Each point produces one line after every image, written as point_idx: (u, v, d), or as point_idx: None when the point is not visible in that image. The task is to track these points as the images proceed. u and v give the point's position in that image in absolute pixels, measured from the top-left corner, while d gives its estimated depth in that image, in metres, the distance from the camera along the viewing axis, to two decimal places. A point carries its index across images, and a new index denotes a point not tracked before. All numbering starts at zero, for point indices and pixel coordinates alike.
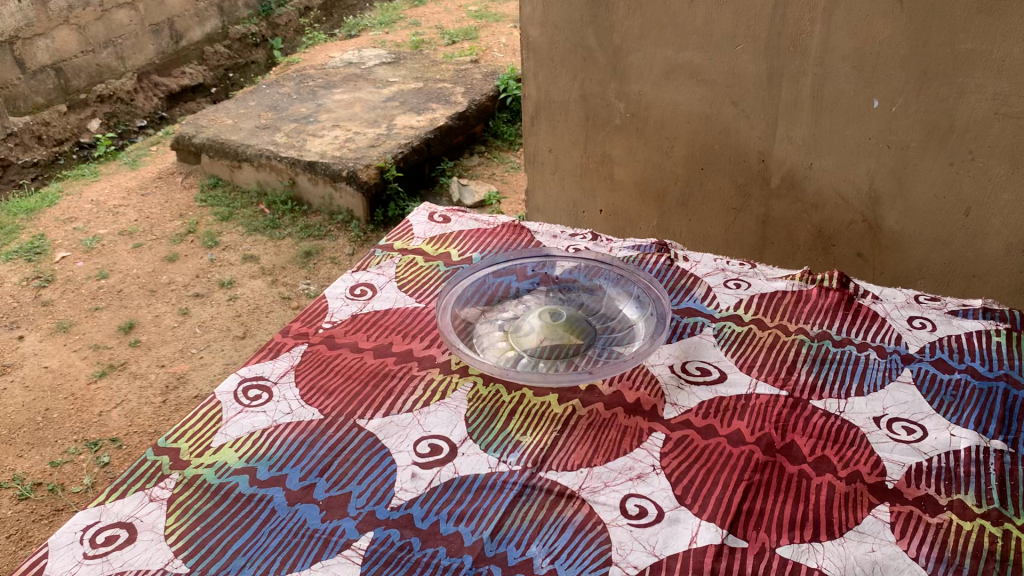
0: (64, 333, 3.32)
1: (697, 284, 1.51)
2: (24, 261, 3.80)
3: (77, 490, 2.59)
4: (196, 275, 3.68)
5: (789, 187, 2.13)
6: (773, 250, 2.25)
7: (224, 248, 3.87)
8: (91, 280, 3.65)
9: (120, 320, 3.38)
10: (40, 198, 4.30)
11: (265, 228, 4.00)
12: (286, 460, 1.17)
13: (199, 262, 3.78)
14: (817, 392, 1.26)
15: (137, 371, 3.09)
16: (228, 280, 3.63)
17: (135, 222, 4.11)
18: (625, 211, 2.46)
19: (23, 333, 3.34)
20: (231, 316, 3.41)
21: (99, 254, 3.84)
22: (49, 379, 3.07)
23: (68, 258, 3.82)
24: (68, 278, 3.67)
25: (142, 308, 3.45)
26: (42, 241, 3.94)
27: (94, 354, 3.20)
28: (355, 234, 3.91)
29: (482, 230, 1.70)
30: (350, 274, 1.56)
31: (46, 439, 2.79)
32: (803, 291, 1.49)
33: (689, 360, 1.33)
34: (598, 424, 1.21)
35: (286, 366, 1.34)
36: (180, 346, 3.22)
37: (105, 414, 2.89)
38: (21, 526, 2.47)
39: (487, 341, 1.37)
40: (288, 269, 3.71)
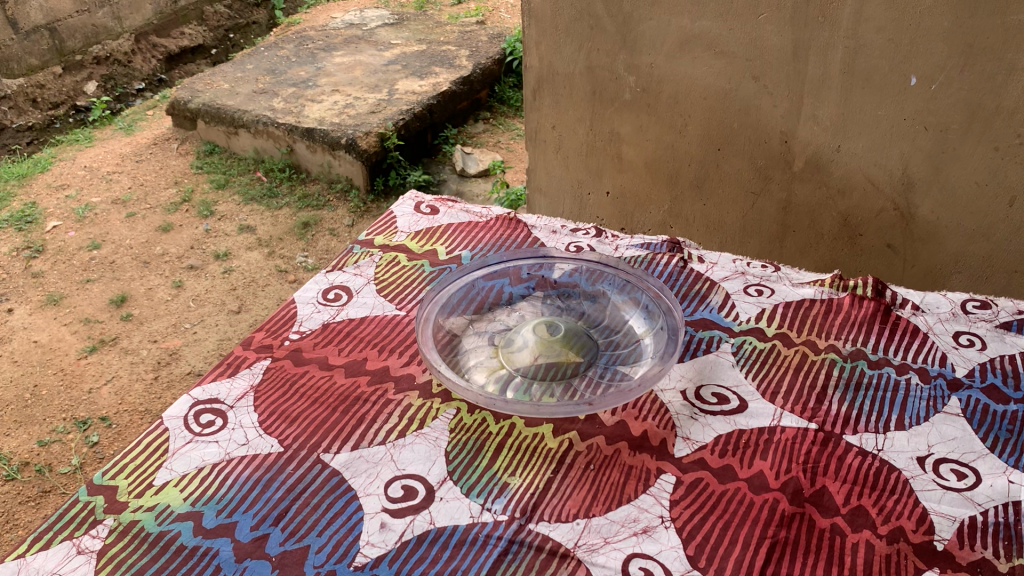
0: (53, 306, 3.17)
1: (714, 291, 1.34)
2: (13, 230, 3.63)
3: (65, 471, 2.46)
4: (190, 247, 3.51)
5: (814, 171, 1.94)
6: (795, 239, 2.07)
7: (220, 218, 3.70)
8: (83, 251, 3.48)
9: (111, 293, 3.22)
10: (31, 164, 4.13)
11: (262, 197, 3.83)
12: (237, 505, 1.01)
13: (194, 232, 3.61)
14: (851, 426, 1.09)
15: (129, 347, 2.94)
16: (223, 252, 3.46)
17: (128, 190, 3.93)
18: (635, 193, 2.28)
19: (11, 305, 3.18)
20: (226, 289, 3.25)
21: (92, 223, 3.67)
22: (37, 354, 2.92)
23: (59, 228, 3.65)
24: (59, 248, 3.51)
25: (135, 281, 3.29)
26: (33, 209, 3.76)
27: (84, 328, 3.05)
28: (355, 205, 3.74)
29: (473, 224, 1.53)
30: (324, 275, 1.40)
31: (34, 418, 2.65)
32: (833, 300, 1.32)
33: (705, 384, 1.16)
34: (598, 464, 1.05)
35: (245, 387, 1.18)
36: (173, 321, 3.07)
37: (96, 391, 2.75)
38: (8, 509, 2.35)
39: (476, 358, 1.21)
40: (285, 240, 3.54)
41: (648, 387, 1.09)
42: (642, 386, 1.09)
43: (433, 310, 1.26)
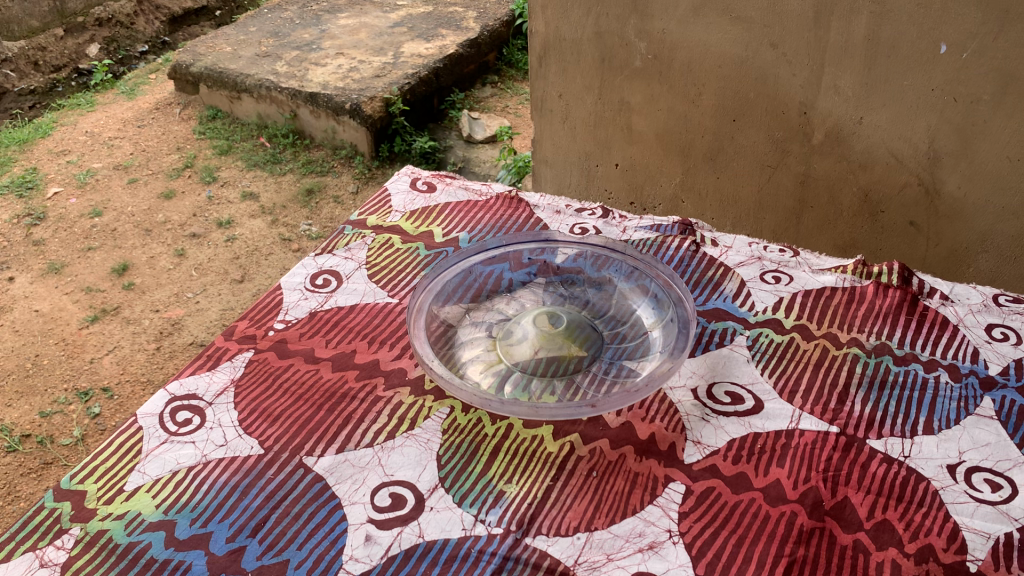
0: (54, 275, 3.09)
1: (728, 277, 1.26)
2: (14, 196, 3.54)
3: (66, 443, 2.41)
4: (193, 215, 3.42)
5: (834, 144, 1.83)
6: (812, 215, 1.98)
7: (223, 185, 3.61)
8: (84, 219, 3.39)
9: (113, 261, 3.15)
10: (32, 129, 4.03)
11: (265, 163, 3.73)
12: (212, 514, 0.94)
13: (196, 200, 3.52)
14: (876, 429, 1.01)
15: (131, 317, 2.87)
16: (226, 220, 3.37)
17: (130, 155, 3.84)
18: (645, 166, 2.18)
19: (12, 274, 3.11)
20: (229, 258, 3.17)
21: (93, 190, 3.58)
22: (38, 324, 2.86)
23: (60, 194, 3.56)
24: (60, 215, 3.42)
25: (136, 249, 3.21)
26: (34, 175, 3.68)
27: (86, 297, 2.97)
28: (360, 171, 3.65)
29: (472, 204, 1.44)
30: (312, 259, 1.31)
31: (36, 388, 2.59)
32: (856, 288, 1.23)
33: (717, 381, 1.08)
34: (601, 470, 0.97)
35: (225, 382, 1.11)
36: (175, 290, 3.00)
37: (97, 361, 2.69)
38: (9, 481, 2.31)
39: (471, 352, 1.13)
40: (289, 208, 3.45)
41: (656, 387, 1.02)
42: (649, 386, 1.01)
43: (427, 299, 1.18)
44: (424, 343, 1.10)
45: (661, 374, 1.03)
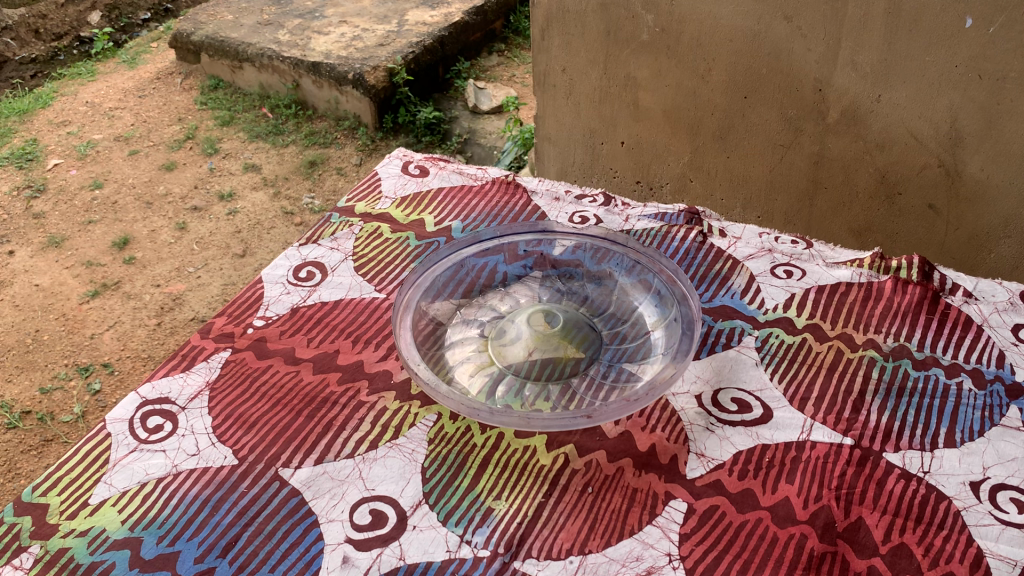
0: (55, 249, 2.96)
1: (736, 271, 1.18)
2: (13, 167, 3.39)
3: (67, 420, 2.32)
4: (194, 187, 3.28)
5: (850, 123, 1.73)
6: (826, 197, 1.88)
7: (225, 156, 3.46)
8: (85, 191, 3.25)
9: (114, 235, 3.01)
10: (32, 99, 3.87)
11: (267, 134, 3.59)
12: (181, 531, 0.88)
13: (197, 171, 3.37)
14: (893, 441, 0.94)
15: (131, 292, 2.74)
16: (228, 192, 3.24)
17: (131, 126, 3.69)
18: (652, 144, 2.08)
19: (12, 248, 2.98)
20: (230, 232, 3.03)
21: (94, 161, 3.44)
22: (38, 298, 2.74)
23: (61, 166, 3.42)
24: (60, 187, 3.28)
25: (137, 223, 3.07)
26: (35, 146, 3.53)
27: (86, 271, 2.84)
28: (363, 143, 3.51)
29: (466, 189, 1.37)
30: (295, 249, 1.24)
31: (36, 364, 2.49)
32: (873, 284, 1.15)
33: (723, 387, 1.01)
34: (597, 486, 0.91)
35: (199, 384, 1.04)
36: (175, 265, 2.86)
37: (98, 337, 2.58)
38: (9, 458, 2.23)
39: (461, 353, 1.07)
40: (291, 180, 3.31)
41: (657, 396, 0.95)
42: (651, 394, 0.94)
43: (416, 295, 1.11)
44: (410, 344, 1.04)
45: (663, 381, 0.96)
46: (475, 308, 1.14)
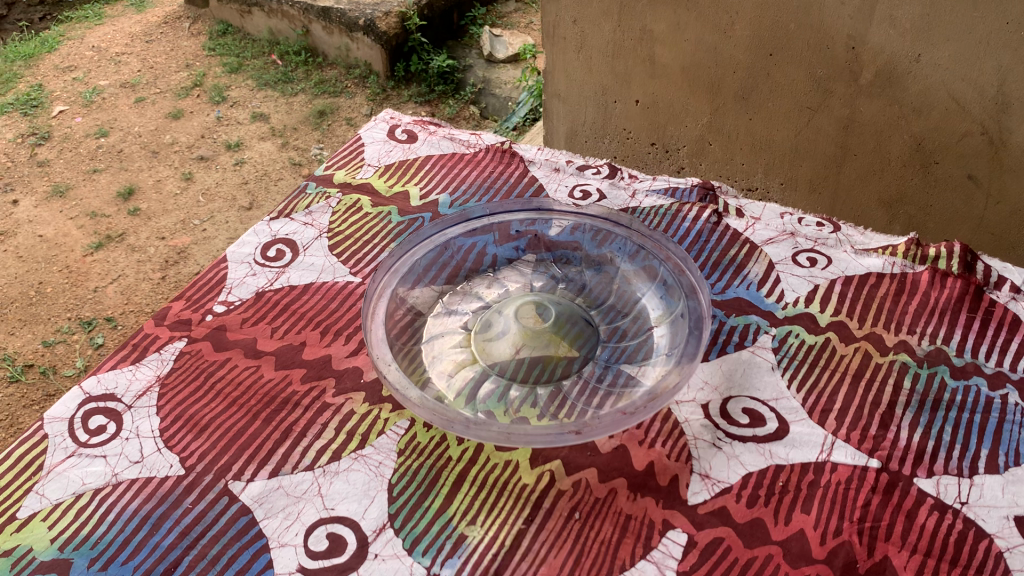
0: (59, 198, 2.70)
1: (753, 258, 1.06)
2: (19, 115, 3.14)
3: (70, 374, 2.12)
4: (201, 136, 2.99)
5: (885, 86, 1.46)
6: (856, 164, 1.61)
7: (233, 105, 3.15)
8: (90, 139, 2.98)
9: (117, 183, 2.75)
10: (38, 43, 3.62)
11: (275, 83, 3.26)
12: (116, 552, 0.79)
13: (205, 120, 3.07)
14: (926, 465, 0.82)
15: (136, 244, 2.49)
16: (235, 142, 2.94)
17: (138, 73, 3.38)
18: (669, 103, 1.80)
19: (16, 197, 2.71)
20: (237, 183, 2.76)
21: (99, 109, 3.15)
22: (43, 250, 2.50)
23: (66, 113, 3.15)
24: (65, 134, 3.02)
25: (142, 172, 2.79)
26: (39, 92, 3.26)
27: (91, 223, 2.58)
28: (373, 92, 3.18)
29: (457, 158, 1.24)
30: (265, 224, 1.13)
31: (38, 317, 2.28)
32: (907, 276, 1.02)
33: (734, 396, 0.89)
34: (585, 512, 0.80)
35: (149, 379, 0.94)
36: (181, 217, 2.60)
37: (102, 291, 2.35)
38: (10, 412, 2.04)
39: (441, 350, 0.96)
40: (300, 130, 3.01)
41: (657, 409, 0.82)
42: (652, 406, 0.82)
43: (392, 282, 0.99)
44: (381, 340, 0.92)
45: (667, 389, 0.84)
46: (458, 298, 1.03)
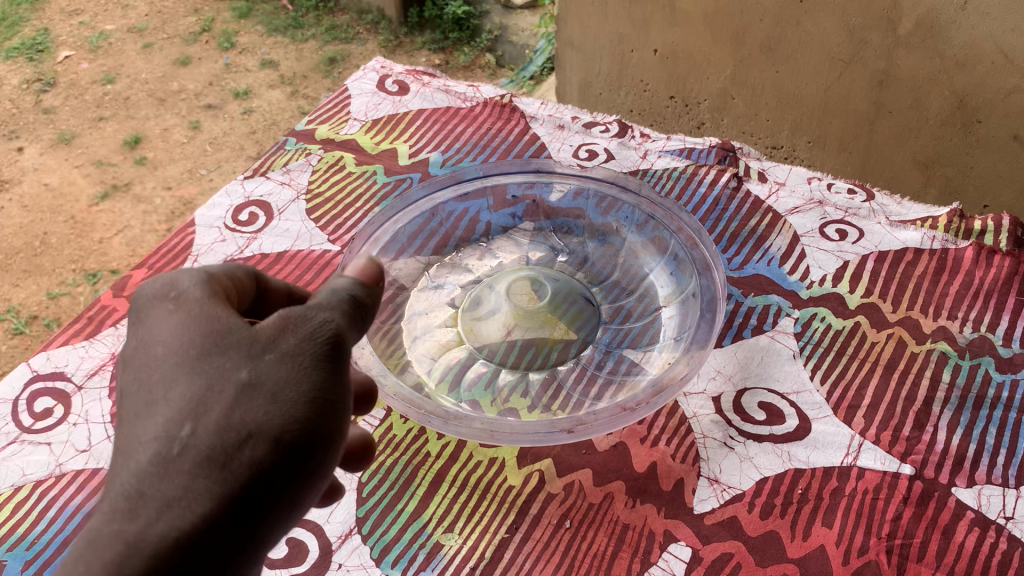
0: (65, 147, 2.27)
1: (775, 230, 0.95)
2: (24, 60, 2.58)
3: None
4: (209, 83, 2.51)
5: (926, 36, 1.26)
6: (890, 124, 1.41)
7: (242, 51, 2.65)
8: (95, 86, 2.48)
9: (123, 131, 2.32)
10: None
11: (285, 28, 2.77)
12: (53, 555, 0.71)
13: (213, 68, 2.58)
14: (966, 472, 0.72)
15: (143, 194, 2.12)
16: (243, 89, 2.49)
17: (147, 17, 2.80)
18: (690, 52, 1.59)
19: (22, 143, 2.29)
20: (246, 134, 2.34)
21: (107, 54, 2.61)
22: (49, 201, 2.11)
23: (73, 59, 2.60)
24: (71, 81, 2.51)
25: (149, 120, 2.35)
26: (46, 36, 2.69)
27: (98, 172, 2.18)
28: (386, 38, 2.75)
29: (452, 112, 1.14)
30: (239, 184, 1.03)
31: (42, 268, 1.96)
32: (948, 252, 0.91)
33: (750, 388, 0.79)
34: (576, 520, 0.71)
35: (102, 358, 0.86)
36: (188, 167, 2.21)
37: (108, 243, 2.02)
38: None
39: (425, 329, 0.86)
40: (310, 79, 2.55)
41: (661, 405, 0.72)
42: (657, 401, 0.72)
43: (372, 252, 0.87)
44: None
45: (672, 378, 0.74)
46: (447, 269, 0.93)
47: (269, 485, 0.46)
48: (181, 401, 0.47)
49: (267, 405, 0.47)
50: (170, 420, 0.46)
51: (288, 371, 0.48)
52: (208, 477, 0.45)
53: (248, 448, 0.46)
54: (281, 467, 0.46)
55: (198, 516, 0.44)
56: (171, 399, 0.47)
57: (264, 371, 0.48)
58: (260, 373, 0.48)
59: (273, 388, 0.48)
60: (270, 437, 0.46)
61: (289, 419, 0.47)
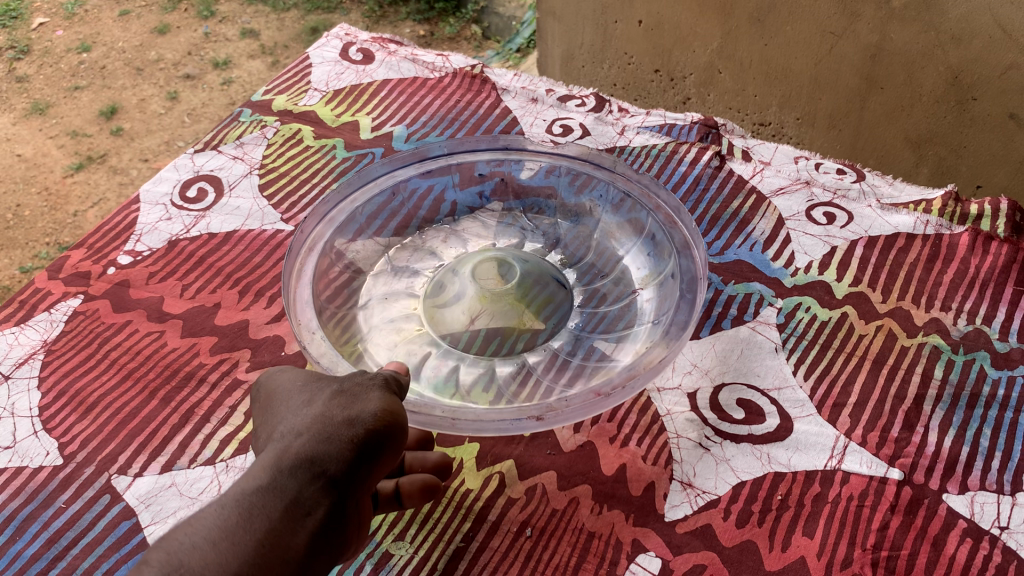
0: (39, 116, 2.17)
1: (759, 213, 0.89)
2: None
3: None
4: (187, 53, 2.40)
5: (920, 9, 1.19)
6: (880, 101, 1.34)
7: (222, 20, 2.54)
8: (71, 54, 2.37)
9: (99, 101, 2.21)
10: None
11: None
12: None
13: (191, 36, 2.46)
14: (959, 477, 0.67)
15: (119, 166, 2.03)
16: (223, 59, 2.38)
17: None
18: (675, 23, 1.52)
19: None
20: (225, 104, 2.23)
21: (82, 22, 2.49)
22: (20, 172, 2.00)
23: (46, 26, 2.48)
24: (45, 48, 2.39)
25: (125, 90, 2.24)
26: (19, 2, 2.56)
27: (71, 143, 2.08)
28: (369, 8, 2.64)
29: (418, 83, 1.07)
30: (188, 159, 0.97)
31: (14, 241, 1.85)
32: (942, 238, 0.86)
33: (728, 383, 0.74)
34: (538, 528, 0.65)
35: (33, 346, 0.80)
36: (166, 138, 2.10)
37: (83, 217, 1.91)
38: None
39: (384, 314, 0.80)
40: (292, 48, 2.45)
41: (636, 391, 0.65)
42: (633, 386, 0.65)
43: (326, 231, 0.80)
44: (305, 301, 0.73)
45: (652, 358, 0.67)
46: (408, 251, 0.87)
47: (362, 456, 0.52)
48: (296, 404, 0.56)
49: (354, 395, 0.54)
50: (291, 415, 0.55)
51: (367, 386, 0.55)
52: (316, 435, 0.52)
53: (344, 416, 0.53)
54: (372, 445, 0.52)
55: (307, 457, 0.51)
56: (287, 411, 0.56)
57: (351, 384, 0.56)
58: (348, 385, 0.56)
59: (360, 392, 0.55)
60: (361, 413, 0.53)
61: (377, 406, 0.54)
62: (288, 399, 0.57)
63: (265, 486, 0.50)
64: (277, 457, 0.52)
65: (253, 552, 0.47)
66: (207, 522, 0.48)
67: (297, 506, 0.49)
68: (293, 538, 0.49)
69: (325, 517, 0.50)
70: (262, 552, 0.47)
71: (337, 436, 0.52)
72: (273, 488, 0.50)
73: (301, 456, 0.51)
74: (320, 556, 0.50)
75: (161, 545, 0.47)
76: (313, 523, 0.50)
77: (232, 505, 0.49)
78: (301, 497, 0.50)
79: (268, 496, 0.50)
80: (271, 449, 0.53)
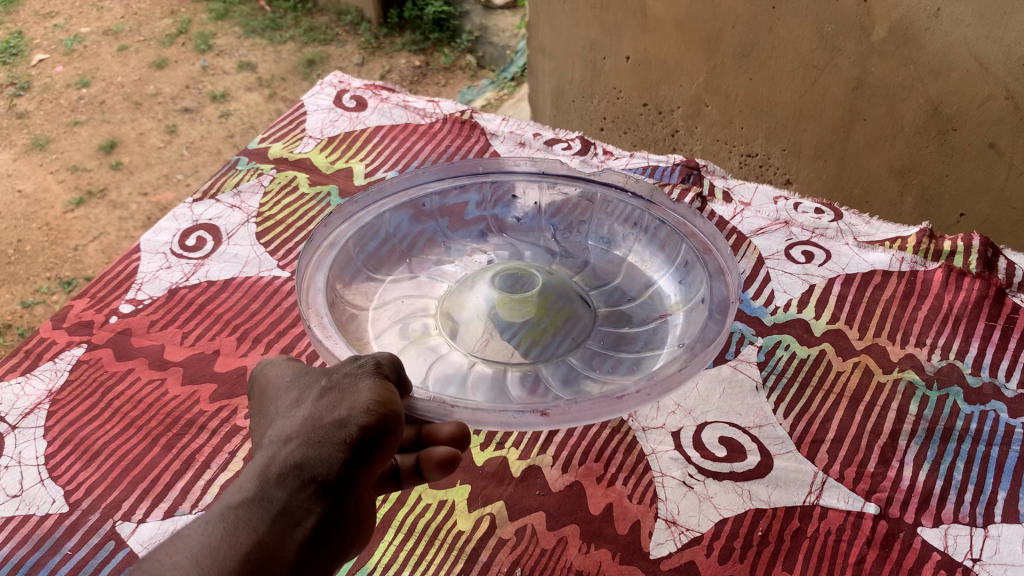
0: (39, 152, 2.20)
1: (740, 253, 0.92)
2: None
3: None
4: (186, 86, 2.44)
5: (900, 43, 1.23)
6: (865, 131, 1.37)
7: (219, 54, 2.58)
8: (70, 90, 2.41)
9: (98, 137, 2.24)
10: None
11: (263, 30, 2.71)
12: None
13: (189, 70, 2.51)
14: (933, 511, 0.69)
15: (119, 200, 2.06)
16: (220, 92, 2.43)
17: (122, 19, 2.73)
18: (664, 59, 1.55)
19: None
20: (222, 138, 2.27)
21: (82, 58, 2.53)
22: (20, 208, 2.03)
23: (47, 62, 2.52)
24: (45, 84, 2.43)
25: (124, 124, 2.28)
26: (19, 39, 2.61)
27: (71, 178, 2.11)
28: (365, 40, 2.68)
29: (410, 128, 1.11)
30: (187, 209, 1.01)
31: (13, 275, 1.87)
32: (917, 274, 0.89)
33: (711, 422, 0.76)
34: (527, 568, 0.68)
35: (38, 395, 0.82)
36: (165, 172, 2.14)
37: (83, 251, 1.93)
38: None
39: (400, 316, 0.80)
40: (288, 81, 2.49)
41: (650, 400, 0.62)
42: (649, 394, 0.63)
43: (349, 231, 0.80)
44: (318, 287, 0.73)
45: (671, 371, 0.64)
46: (431, 261, 0.87)
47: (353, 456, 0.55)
48: (287, 405, 0.59)
49: (342, 392, 0.56)
50: (282, 418, 0.58)
51: (356, 375, 0.57)
52: (304, 441, 0.56)
53: (332, 417, 0.55)
54: (364, 445, 0.55)
55: (295, 465, 0.55)
56: (279, 412, 0.59)
57: (340, 378, 0.58)
58: (337, 378, 0.58)
59: (349, 386, 0.57)
60: (351, 411, 0.55)
61: (367, 399, 0.55)
62: (279, 399, 0.60)
63: (252, 497, 0.54)
64: (266, 465, 0.55)
65: (240, 561, 0.51)
66: (194, 540, 0.52)
67: (286, 516, 0.53)
68: (282, 546, 0.53)
69: (315, 524, 0.54)
70: (251, 560, 0.51)
71: (329, 440, 0.55)
72: (260, 500, 0.54)
73: (290, 463, 0.55)
74: (314, 557, 0.54)
75: (150, 561, 0.51)
76: (302, 533, 0.53)
77: (218, 519, 0.53)
78: (291, 505, 0.54)
79: (254, 508, 0.54)
80: (261, 456, 0.57)
